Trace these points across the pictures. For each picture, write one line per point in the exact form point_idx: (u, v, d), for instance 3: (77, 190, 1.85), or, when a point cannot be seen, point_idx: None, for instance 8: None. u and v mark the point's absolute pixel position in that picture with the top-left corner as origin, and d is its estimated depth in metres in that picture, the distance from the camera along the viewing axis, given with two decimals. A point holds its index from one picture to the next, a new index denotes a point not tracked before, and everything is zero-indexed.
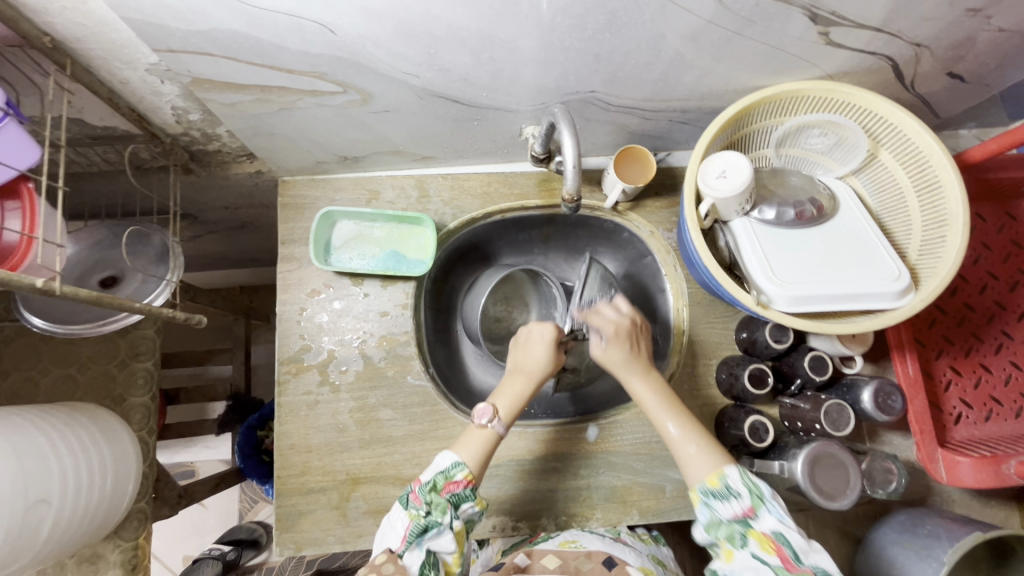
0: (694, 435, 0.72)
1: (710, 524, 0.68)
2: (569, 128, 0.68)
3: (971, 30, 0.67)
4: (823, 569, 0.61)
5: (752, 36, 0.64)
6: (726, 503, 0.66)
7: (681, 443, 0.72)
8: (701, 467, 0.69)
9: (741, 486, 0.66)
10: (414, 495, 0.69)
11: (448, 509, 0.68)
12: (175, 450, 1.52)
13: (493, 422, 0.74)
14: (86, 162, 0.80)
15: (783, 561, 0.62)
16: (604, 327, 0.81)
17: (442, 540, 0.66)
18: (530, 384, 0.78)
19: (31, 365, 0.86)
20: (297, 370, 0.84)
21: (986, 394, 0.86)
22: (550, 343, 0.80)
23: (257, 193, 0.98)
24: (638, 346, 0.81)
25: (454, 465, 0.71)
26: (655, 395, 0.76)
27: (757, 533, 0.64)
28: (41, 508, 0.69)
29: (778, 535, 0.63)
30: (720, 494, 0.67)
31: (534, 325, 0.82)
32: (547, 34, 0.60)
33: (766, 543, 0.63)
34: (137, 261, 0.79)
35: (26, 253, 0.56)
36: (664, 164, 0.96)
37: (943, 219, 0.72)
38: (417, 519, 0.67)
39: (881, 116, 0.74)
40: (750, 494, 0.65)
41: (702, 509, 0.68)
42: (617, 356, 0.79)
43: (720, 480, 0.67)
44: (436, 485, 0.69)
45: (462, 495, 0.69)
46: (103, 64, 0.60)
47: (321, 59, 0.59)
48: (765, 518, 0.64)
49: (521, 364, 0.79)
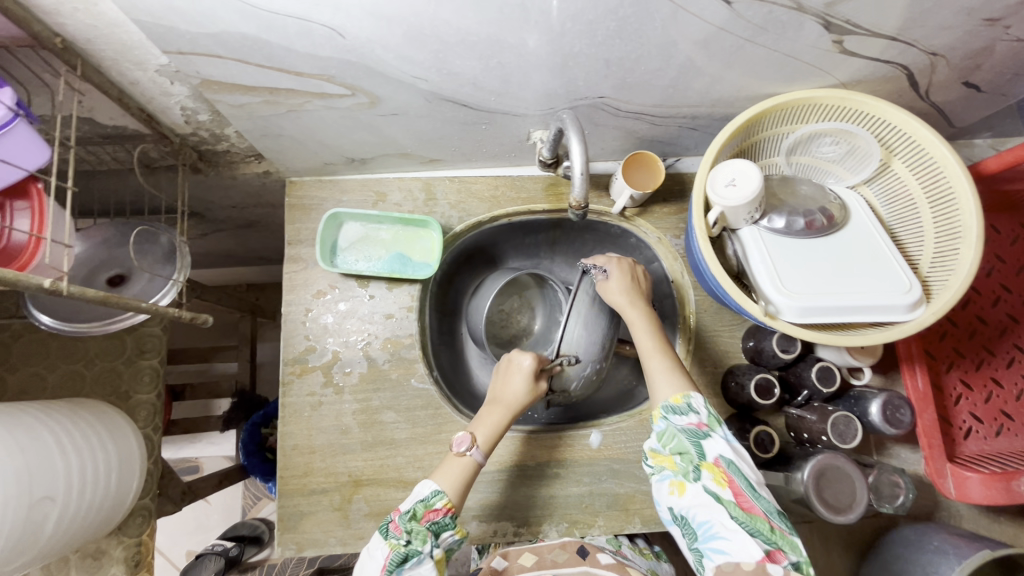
0: (670, 361, 0.73)
1: (663, 436, 0.66)
2: (577, 134, 0.67)
3: (988, 40, 0.66)
4: (769, 505, 0.61)
5: (765, 43, 0.64)
6: (682, 417, 0.66)
7: (655, 365, 0.73)
8: (667, 388, 0.70)
9: (702, 406, 0.67)
10: (395, 525, 0.69)
11: (429, 537, 0.68)
12: (181, 445, 1.53)
13: (471, 450, 0.74)
14: (96, 161, 0.81)
15: (734, 493, 0.60)
16: (608, 263, 0.82)
17: (423, 568, 0.66)
18: (508, 415, 0.77)
19: (39, 361, 0.87)
20: (301, 371, 0.85)
21: (998, 409, 0.85)
22: (529, 376, 0.77)
23: (265, 193, 0.98)
24: (638, 285, 0.81)
25: (432, 493, 0.70)
26: (646, 325, 0.77)
27: (708, 461, 0.63)
28: (46, 505, 0.69)
29: (729, 463, 0.62)
30: (679, 410, 0.67)
31: (515, 354, 0.78)
32: (557, 39, 0.59)
33: (719, 475, 0.62)
34: (145, 260, 0.80)
35: (35, 253, 0.56)
36: (674, 169, 0.96)
37: (957, 231, 0.71)
38: (398, 548, 0.66)
39: (895, 126, 0.73)
40: (707, 414, 0.66)
41: (659, 424, 0.67)
42: (615, 287, 0.80)
43: (683, 399, 0.68)
44: (415, 513, 0.69)
45: (442, 523, 0.69)
46: (114, 65, 0.61)
47: (329, 62, 0.59)
48: (716, 440, 0.64)
49: (499, 394, 0.78)
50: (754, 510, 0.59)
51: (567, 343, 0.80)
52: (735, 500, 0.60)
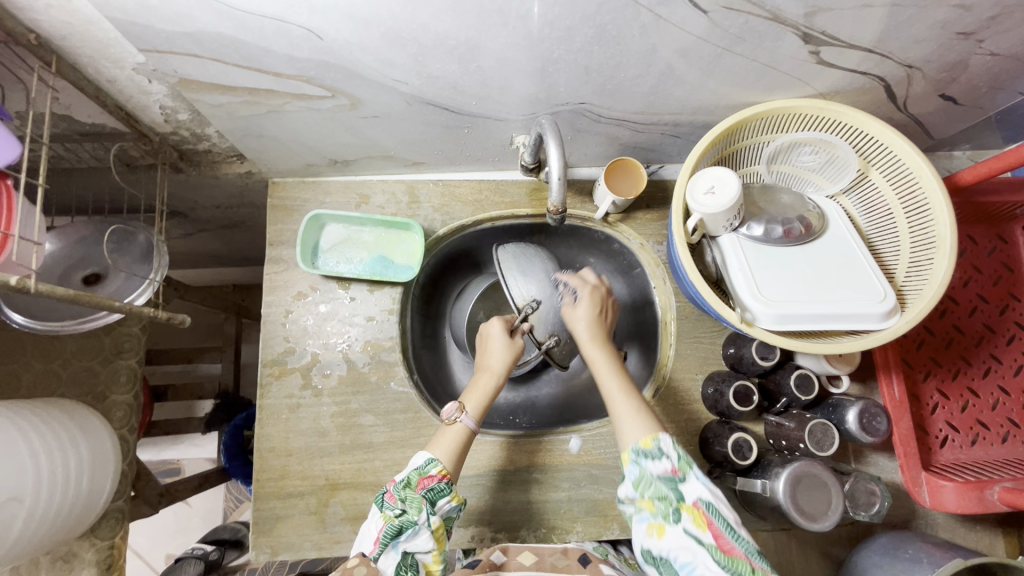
0: (636, 400, 0.71)
1: (639, 483, 0.64)
2: (556, 140, 0.67)
3: (963, 53, 0.67)
4: (751, 544, 0.58)
5: (743, 53, 0.64)
6: (656, 462, 0.63)
7: (621, 407, 0.70)
8: (635, 428, 0.67)
9: (672, 448, 0.64)
10: (390, 495, 0.67)
11: (424, 506, 0.65)
12: (162, 447, 1.51)
13: (460, 417, 0.73)
14: (74, 158, 0.80)
15: (715, 537, 0.58)
16: (581, 287, 0.80)
17: (419, 541, 0.63)
18: (495, 380, 0.77)
19: (13, 360, 0.86)
20: (280, 373, 0.84)
21: (974, 418, 0.86)
22: (503, 336, 0.79)
23: (248, 193, 0.97)
24: (605, 317, 0.80)
25: (427, 461, 0.70)
26: (608, 361, 0.75)
27: (687, 505, 0.61)
28: (13, 506, 0.68)
29: (708, 505, 0.60)
30: (651, 454, 0.64)
31: (484, 325, 0.81)
32: (536, 45, 0.60)
33: (698, 517, 0.59)
34: (122, 259, 0.79)
35: (2, 250, 0.55)
36: (657, 176, 0.96)
37: (932, 241, 0.71)
38: (392, 520, 0.63)
39: (871, 135, 0.74)
40: (679, 457, 0.63)
41: (631, 469, 0.65)
42: (584, 317, 0.78)
43: (653, 441, 0.65)
44: (410, 482, 0.68)
45: (437, 489, 0.67)
46: (90, 62, 0.60)
47: (308, 64, 0.59)
48: (692, 483, 0.61)
49: (483, 363, 0.79)
50: (736, 552, 0.57)
51: (520, 295, 0.80)
52: (717, 543, 0.58)
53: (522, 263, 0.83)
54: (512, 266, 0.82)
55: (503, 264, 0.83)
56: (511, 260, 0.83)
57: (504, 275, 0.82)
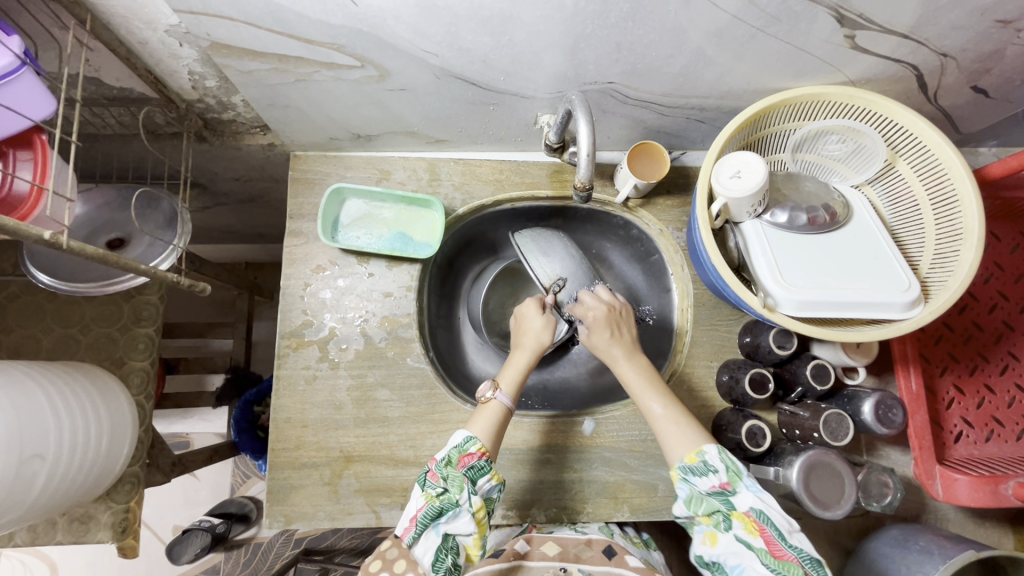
0: (676, 412, 0.73)
1: (691, 500, 0.68)
2: (586, 116, 0.66)
3: (1000, 43, 0.66)
4: (804, 550, 0.61)
5: (777, 34, 0.64)
6: (704, 477, 0.67)
7: (662, 419, 0.72)
8: (679, 445, 0.70)
9: (719, 461, 0.67)
10: (431, 474, 0.69)
11: (465, 485, 0.66)
12: (172, 420, 1.52)
13: (495, 394, 0.75)
14: (100, 123, 0.80)
15: (766, 542, 0.62)
16: (585, 316, 0.81)
17: (459, 523, 0.65)
18: (531, 355, 0.79)
19: (35, 324, 0.87)
20: (297, 345, 0.84)
21: (989, 415, 0.85)
22: (537, 313, 0.83)
23: (269, 166, 0.98)
24: (621, 331, 0.80)
25: (466, 439, 0.70)
26: (639, 374, 0.77)
27: (738, 513, 0.64)
28: (36, 464, 0.68)
29: (759, 513, 0.63)
30: (698, 470, 0.67)
31: (519, 307, 0.85)
32: (570, 19, 0.59)
33: (749, 524, 0.63)
34: (146, 225, 0.80)
35: (36, 204, 0.56)
36: (678, 162, 0.96)
37: (958, 233, 0.71)
38: (433, 501, 0.66)
39: (902, 126, 0.73)
40: (727, 469, 0.66)
41: (681, 485, 0.68)
42: (603, 339, 0.79)
43: (698, 456, 0.68)
44: (451, 459, 0.69)
45: (478, 467, 0.68)
46: (123, 22, 0.60)
47: (341, 31, 0.59)
48: (744, 494, 0.65)
49: (519, 342, 0.82)
50: (787, 557, 0.60)
51: (545, 275, 0.88)
52: (767, 549, 0.61)
53: (542, 244, 0.91)
54: (532, 248, 0.90)
55: (524, 248, 0.90)
56: (531, 243, 0.91)
57: (527, 259, 0.90)
